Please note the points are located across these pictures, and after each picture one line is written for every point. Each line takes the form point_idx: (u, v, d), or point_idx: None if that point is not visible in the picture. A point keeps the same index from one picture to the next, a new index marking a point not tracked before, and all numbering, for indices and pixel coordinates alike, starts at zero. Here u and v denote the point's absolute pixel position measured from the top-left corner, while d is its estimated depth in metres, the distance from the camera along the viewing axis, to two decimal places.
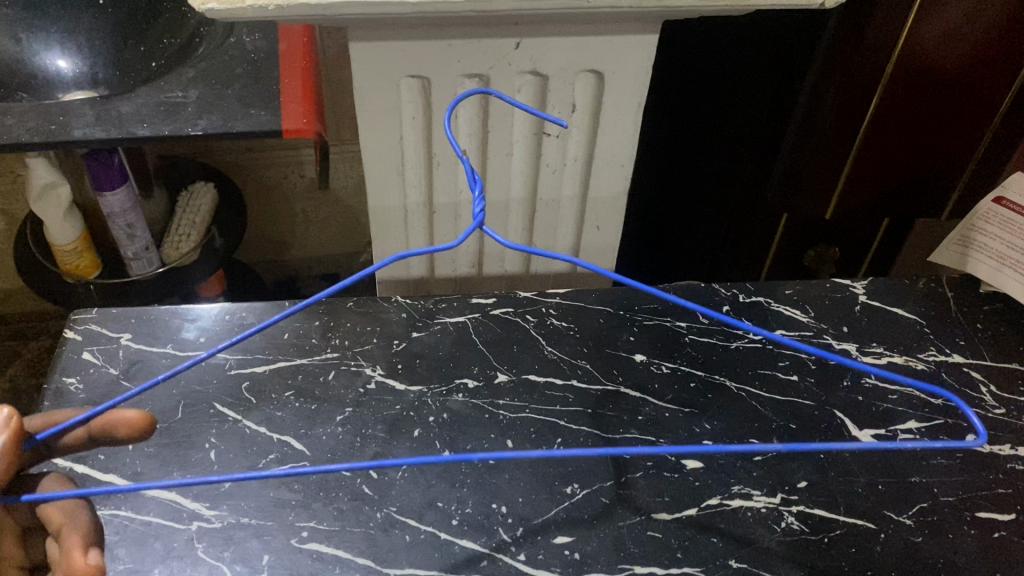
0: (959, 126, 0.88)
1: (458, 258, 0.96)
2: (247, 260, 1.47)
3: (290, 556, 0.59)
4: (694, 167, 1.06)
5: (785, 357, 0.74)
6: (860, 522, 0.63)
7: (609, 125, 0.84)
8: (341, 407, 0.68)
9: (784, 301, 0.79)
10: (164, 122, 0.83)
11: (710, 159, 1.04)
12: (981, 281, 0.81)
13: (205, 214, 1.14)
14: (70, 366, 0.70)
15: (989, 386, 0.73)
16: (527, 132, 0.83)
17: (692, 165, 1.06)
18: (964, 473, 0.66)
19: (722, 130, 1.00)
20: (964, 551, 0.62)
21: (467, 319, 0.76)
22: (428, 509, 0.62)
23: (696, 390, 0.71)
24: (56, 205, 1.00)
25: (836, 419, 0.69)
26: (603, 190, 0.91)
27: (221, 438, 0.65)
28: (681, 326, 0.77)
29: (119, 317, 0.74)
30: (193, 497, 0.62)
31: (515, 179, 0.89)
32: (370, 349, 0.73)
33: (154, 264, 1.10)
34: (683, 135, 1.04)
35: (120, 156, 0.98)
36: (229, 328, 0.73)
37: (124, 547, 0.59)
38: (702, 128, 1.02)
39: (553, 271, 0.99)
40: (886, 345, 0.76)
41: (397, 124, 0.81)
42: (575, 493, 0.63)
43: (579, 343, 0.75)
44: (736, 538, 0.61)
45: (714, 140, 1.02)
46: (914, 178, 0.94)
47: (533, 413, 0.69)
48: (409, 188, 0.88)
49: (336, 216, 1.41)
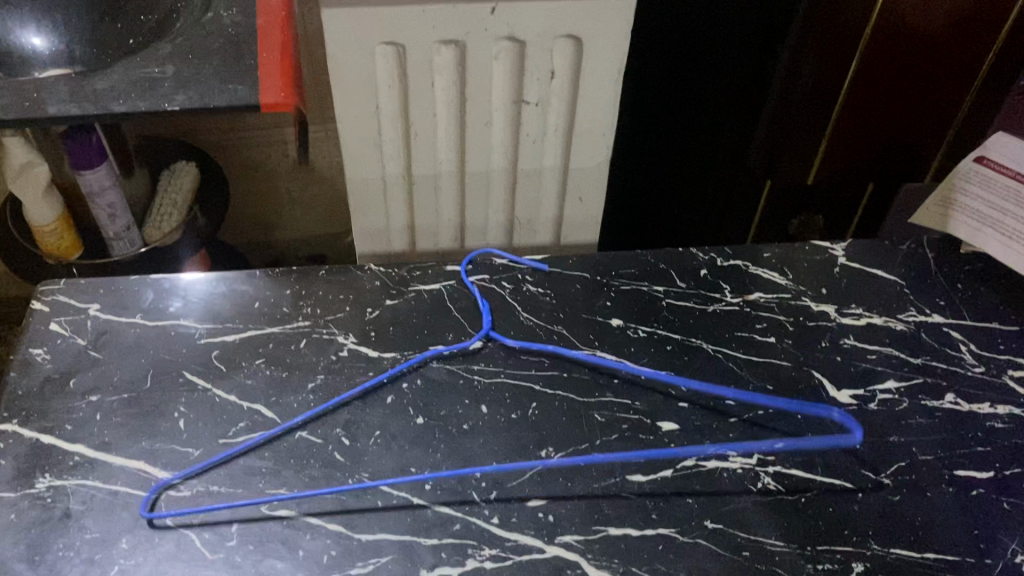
0: (941, 89, 0.87)
1: (440, 231, 0.95)
2: (231, 242, 1.34)
3: (259, 523, 0.58)
4: (677, 151, 1.03)
5: (762, 320, 0.73)
6: (837, 481, 0.62)
7: (589, 95, 0.82)
8: (313, 374, 0.67)
9: (763, 265, 0.78)
10: (140, 98, 0.79)
11: (692, 138, 1.01)
12: (961, 241, 0.81)
13: (187, 194, 1.07)
14: (37, 337, 0.69)
15: (969, 345, 0.72)
16: (505, 100, 0.82)
17: (670, 148, 1.04)
18: (942, 432, 0.66)
19: (705, 108, 0.98)
20: (942, 509, 0.61)
21: (441, 286, 0.76)
22: (401, 475, 0.61)
23: (673, 353, 0.70)
24: (34, 183, 0.92)
25: (814, 379, 0.69)
26: (585, 161, 0.89)
27: (190, 407, 0.64)
28: (658, 291, 0.76)
29: (87, 288, 0.73)
30: (161, 466, 0.61)
31: (495, 151, 0.87)
32: (341, 317, 0.72)
33: (136, 245, 1.02)
34: (664, 118, 1.01)
35: (99, 134, 0.92)
36: (199, 298, 0.72)
37: (90, 517, 0.58)
38: (684, 108, 0.99)
39: (536, 244, 0.98)
40: (865, 306, 0.75)
41: (372, 93, 0.80)
42: (550, 456, 0.63)
43: (555, 309, 0.74)
44: (712, 500, 0.61)
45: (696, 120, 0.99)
46: (898, 142, 0.93)
47: (508, 377, 0.68)
48: (387, 159, 0.86)
49: (323, 194, 1.28)
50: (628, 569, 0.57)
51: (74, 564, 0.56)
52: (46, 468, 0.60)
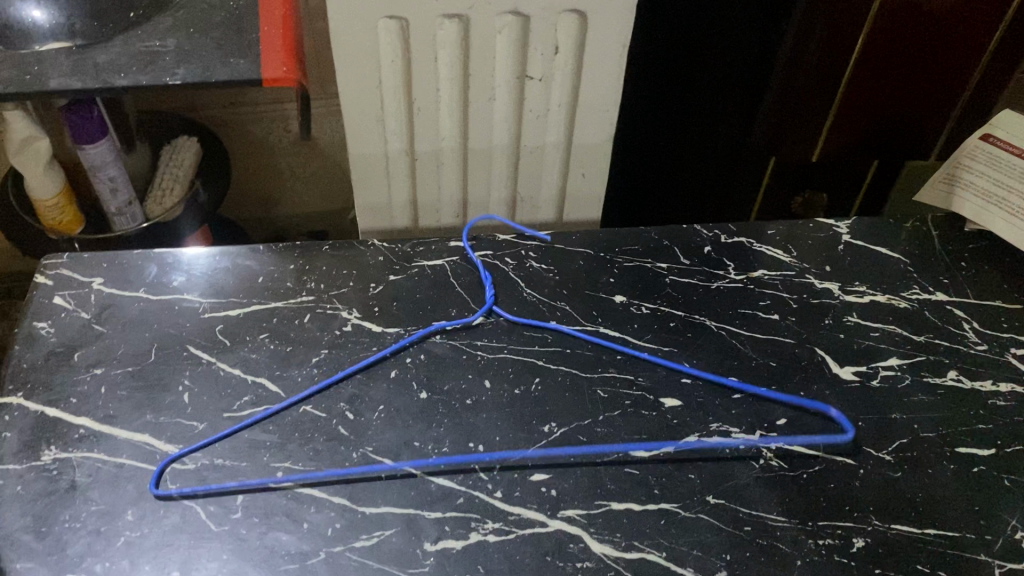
0: (949, 62, 0.86)
1: (442, 207, 0.94)
2: (233, 216, 1.33)
3: (264, 496, 0.58)
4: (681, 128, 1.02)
5: (766, 297, 0.73)
6: (838, 457, 0.62)
7: (593, 70, 0.81)
8: (317, 349, 0.67)
9: (767, 242, 0.78)
10: (142, 72, 0.78)
11: (692, 114, 1.01)
12: (966, 219, 0.81)
13: (189, 168, 1.05)
14: (41, 311, 0.69)
15: (972, 323, 0.72)
16: (508, 76, 0.80)
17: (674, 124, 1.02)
18: (944, 409, 0.66)
19: (708, 83, 0.97)
20: (943, 485, 0.61)
21: (444, 262, 0.76)
22: (404, 449, 0.61)
23: (676, 330, 0.70)
24: (36, 159, 0.91)
25: (817, 356, 0.69)
26: (588, 138, 0.88)
27: (195, 380, 0.65)
28: (662, 267, 0.76)
29: (90, 262, 0.73)
30: (166, 439, 0.61)
31: (498, 128, 0.86)
32: (345, 292, 0.72)
33: (137, 219, 1.01)
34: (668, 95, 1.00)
35: (99, 108, 0.91)
36: (203, 272, 0.72)
37: (96, 489, 0.58)
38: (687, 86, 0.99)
39: (538, 221, 0.97)
40: (869, 283, 0.75)
41: (375, 65, 0.78)
42: (553, 432, 0.63)
43: (559, 285, 0.74)
44: (714, 475, 0.61)
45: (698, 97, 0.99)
46: (905, 117, 0.92)
47: (511, 353, 0.68)
48: (389, 134, 0.85)
49: (324, 169, 1.27)
50: (630, 543, 0.57)
51: (81, 535, 0.56)
52: (52, 441, 0.61)
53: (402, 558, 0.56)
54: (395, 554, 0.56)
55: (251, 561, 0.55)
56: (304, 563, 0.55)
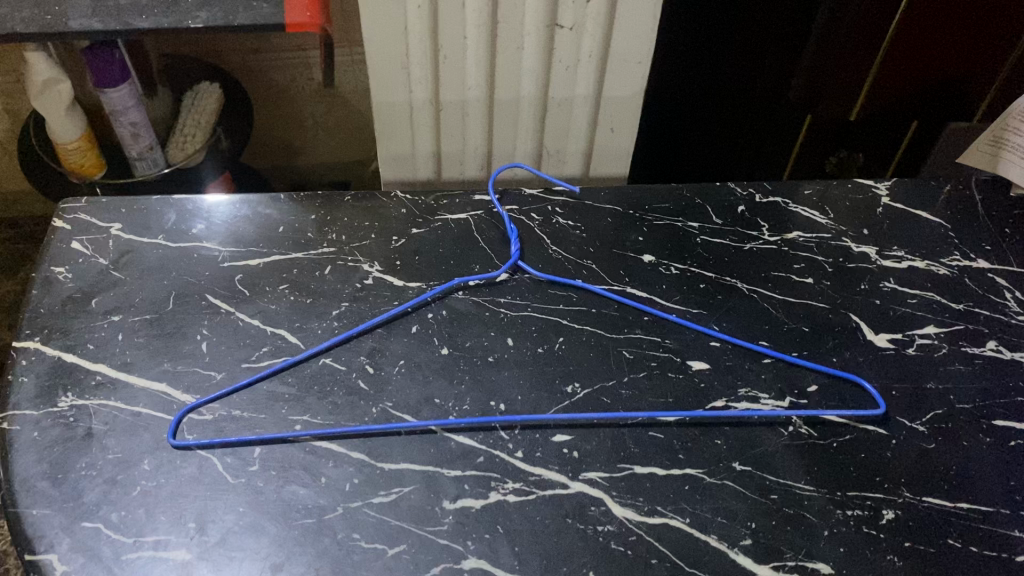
0: (1004, 15, 0.81)
1: (467, 159, 0.91)
2: (253, 165, 1.31)
3: (281, 450, 0.58)
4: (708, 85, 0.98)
5: (800, 260, 0.71)
6: (871, 426, 0.61)
7: (626, 20, 0.77)
8: (338, 301, 0.66)
9: (802, 203, 0.76)
10: (164, 13, 0.76)
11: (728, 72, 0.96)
12: (1012, 184, 0.77)
13: (211, 114, 1.03)
14: (59, 256, 0.68)
15: (1014, 292, 0.70)
16: (539, 23, 0.77)
17: None
18: (982, 380, 0.64)
19: None
20: (978, 459, 0.59)
21: (469, 216, 0.74)
22: (425, 405, 0.60)
23: (706, 291, 0.68)
24: (57, 101, 0.89)
25: (851, 323, 0.67)
26: (619, 90, 0.84)
27: (213, 330, 0.64)
28: (693, 227, 0.74)
29: (109, 206, 0.72)
30: (184, 389, 0.60)
31: (526, 77, 0.82)
32: (366, 245, 0.71)
33: (159, 164, 0.99)
34: None
35: (121, 50, 0.89)
36: (222, 220, 0.71)
37: (113, 437, 0.58)
38: None
39: (563, 175, 0.94)
40: (908, 248, 0.73)
41: (400, 13, 0.75)
42: (576, 392, 0.61)
43: (586, 243, 0.72)
44: (741, 443, 0.59)
45: (731, 61, 0.93)
46: (950, 73, 0.87)
47: (535, 311, 0.67)
48: (415, 84, 0.82)
49: (349, 121, 1.24)
50: (654, 508, 0.56)
51: (97, 483, 0.55)
52: (69, 387, 0.60)
53: (421, 515, 0.55)
54: (413, 511, 0.55)
55: (268, 515, 0.54)
56: (321, 518, 0.55)
